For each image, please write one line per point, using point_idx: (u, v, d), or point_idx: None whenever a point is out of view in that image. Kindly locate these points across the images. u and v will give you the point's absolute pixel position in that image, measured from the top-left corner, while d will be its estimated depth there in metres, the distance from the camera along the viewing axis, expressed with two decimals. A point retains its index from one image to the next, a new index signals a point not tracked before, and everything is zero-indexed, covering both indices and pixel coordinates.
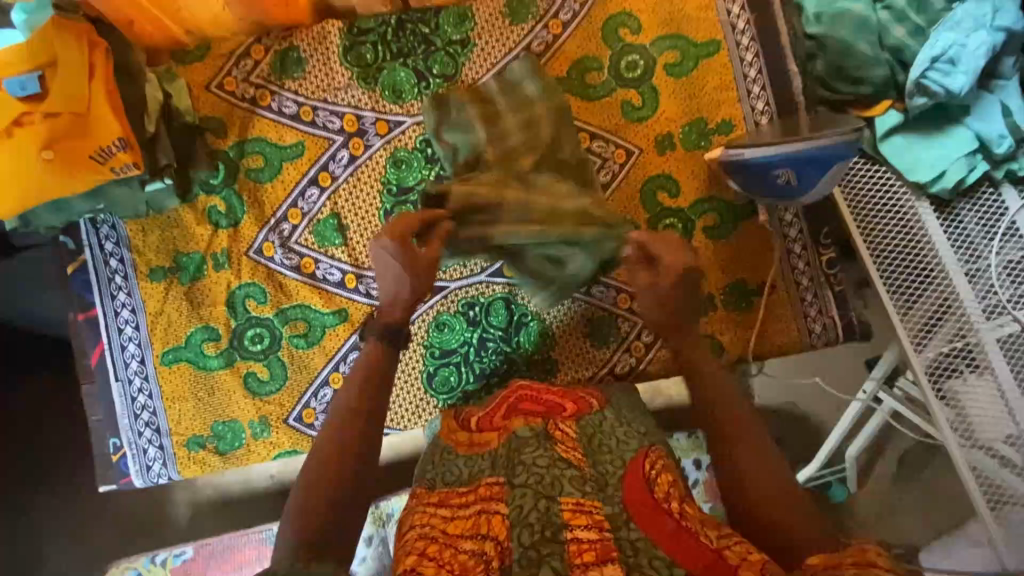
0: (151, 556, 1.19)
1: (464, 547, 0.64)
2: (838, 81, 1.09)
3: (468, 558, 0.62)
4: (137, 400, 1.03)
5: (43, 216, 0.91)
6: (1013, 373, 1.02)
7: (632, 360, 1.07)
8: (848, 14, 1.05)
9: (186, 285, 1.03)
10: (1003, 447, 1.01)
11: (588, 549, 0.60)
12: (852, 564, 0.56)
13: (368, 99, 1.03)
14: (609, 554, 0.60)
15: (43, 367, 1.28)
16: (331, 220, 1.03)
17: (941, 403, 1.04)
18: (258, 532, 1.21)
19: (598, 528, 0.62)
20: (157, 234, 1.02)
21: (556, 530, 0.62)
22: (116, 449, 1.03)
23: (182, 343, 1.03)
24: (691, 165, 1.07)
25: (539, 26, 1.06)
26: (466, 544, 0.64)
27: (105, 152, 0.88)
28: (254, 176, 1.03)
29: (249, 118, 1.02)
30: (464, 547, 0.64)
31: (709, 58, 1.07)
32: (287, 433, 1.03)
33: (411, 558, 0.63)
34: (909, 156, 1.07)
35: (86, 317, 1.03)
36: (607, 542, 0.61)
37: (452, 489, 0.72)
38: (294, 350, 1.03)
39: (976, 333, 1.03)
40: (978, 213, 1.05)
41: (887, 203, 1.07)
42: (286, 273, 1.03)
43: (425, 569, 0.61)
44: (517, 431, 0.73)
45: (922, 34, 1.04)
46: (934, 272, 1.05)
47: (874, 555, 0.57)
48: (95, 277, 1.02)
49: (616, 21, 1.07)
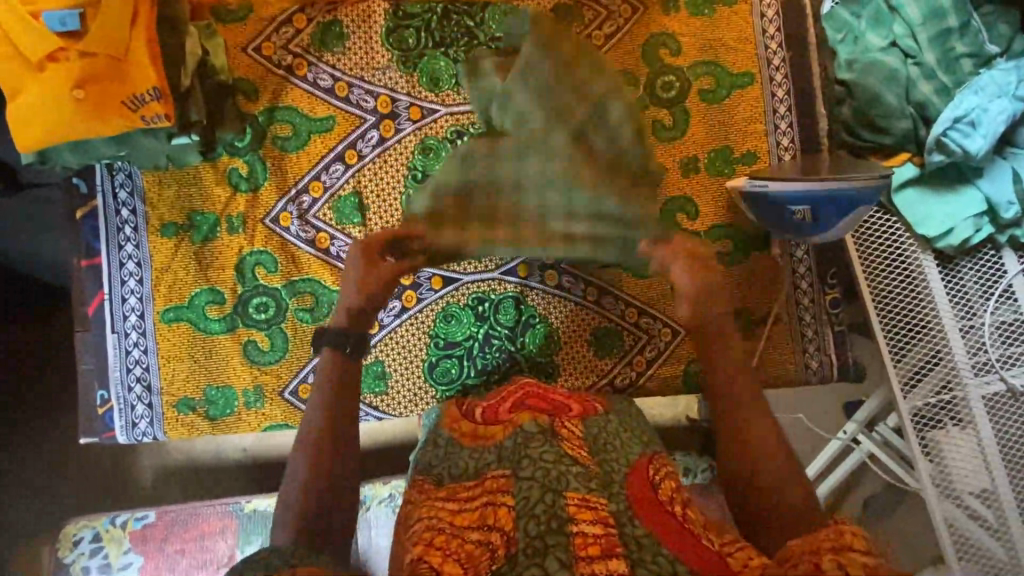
0: (111, 517, 1.17)
1: (471, 537, 0.64)
2: (862, 128, 1.12)
3: (474, 548, 0.63)
4: (131, 354, 1.01)
5: (64, 155, 0.89)
6: (994, 431, 1.05)
7: (633, 374, 1.08)
8: (880, 65, 1.08)
9: (197, 244, 1.01)
10: (974, 501, 1.06)
11: (594, 542, 0.60)
12: (830, 551, 0.60)
13: (405, 83, 1.03)
14: (614, 550, 0.60)
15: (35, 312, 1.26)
16: (352, 198, 1.03)
17: (921, 452, 1.08)
18: (224, 505, 1.19)
19: (603, 524, 0.63)
20: (174, 190, 1.01)
21: (561, 523, 0.62)
22: (103, 402, 1.01)
23: (185, 303, 1.01)
24: (714, 190, 1.09)
25: (583, 34, 1.07)
26: (473, 535, 0.64)
27: (138, 99, 0.86)
28: (280, 143, 1.02)
29: (283, 86, 1.01)
30: (471, 537, 0.64)
31: (742, 89, 1.10)
32: (281, 406, 1.02)
33: (418, 548, 0.63)
34: (922, 208, 1.09)
35: (89, 265, 1.01)
36: (612, 536, 0.62)
37: (460, 484, 0.74)
38: (299, 324, 1.02)
39: (963, 388, 1.06)
40: (977, 272, 1.09)
41: (894, 253, 1.10)
42: (300, 246, 1.02)
43: (432, 558, 0.61)
44: (524, 426, 0.76)
45: (948, 93, 1.07)
46: (931, 324, 1.08)
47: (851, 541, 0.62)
48: (104, 225, 1.00)
49: (657, 40, 1.08)
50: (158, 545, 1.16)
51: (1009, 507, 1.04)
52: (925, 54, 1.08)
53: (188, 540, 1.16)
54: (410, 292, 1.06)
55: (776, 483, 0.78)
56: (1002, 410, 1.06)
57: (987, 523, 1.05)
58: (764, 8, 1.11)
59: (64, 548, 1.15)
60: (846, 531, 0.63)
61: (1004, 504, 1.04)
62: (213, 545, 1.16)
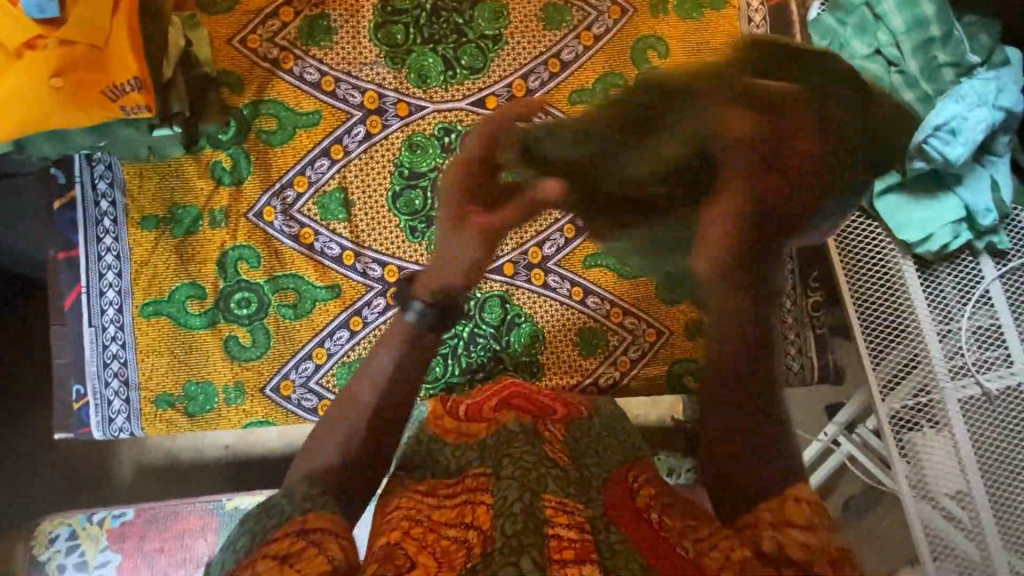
0: (88, 514, 1.15)
1: (448, 533, 0.65)
2: None
3: (450, 543, 0.63)
4: (108, 348, 0.99)
5: (41, 145, 0.88)
6: (970, 434, 1.08)
7: (616, 374, 1.08)
8: (865, 72, 1.10)
9: (178, 238, 1.00)
10: (949, 502, 1.08)
11: (568, 547, 0.61)
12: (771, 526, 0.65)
13: (393, 79, 1.03)
14: (588, 555, 0.61)
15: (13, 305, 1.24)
16: (337, 193, 1.02)
17: (899, 454, 1.10)
18: (205, 502, 1.17)
19: (579, 528, 0.64)
20: (155, 182, 0.99)
21: (538, 524, 0.60)
22: (79, 397, 0.99)
23: (164, 297, 0.99)
24: None
25: (571, 35, 1.07)
26: (450, 532, 0.65)
27: (118, 89, 0.85)
28: (265, 137, 1.00)
29: (268, 79, 1.00)
30: (448, 534, 0.65)
31: None
32: (262, 403, 1.01)
33: (394, 534, 0.65)
34: (902, 215, 1.11)
35: (66, 257, 0.99)
36: (588, 543, 0.62)
37: (440, 481, 0.75)
38: (281, 320, 1.01)
39: (940, 391, 1.08)
40: (955, 278, 1.11)
41: (874, 257, 1.12)
42: (283, 240, 1.01)
43: (407, 545, 0.63)
44: (507, 425, 0.76)
45: (930, 101, 1.09)
46: (910, 328, 1.10)
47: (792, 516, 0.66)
48: (82, 216, 0.99)
49: (646, 42, 1.09)
50: (135, 544, 1.14)
51: (983, 509, 1.06)
52: (908, 62, 1.09)
53: (166, 538, 1.14)
54: (393, 268, 1.02)
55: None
56: (978, 414, 1.08)
57: (961, 525, 1.07)
58: (752, 12, 1.12)
59: (40, 545, 1.13)
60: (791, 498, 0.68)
61: (978, 506, 1.06)
62: (192, 543, 1.14)
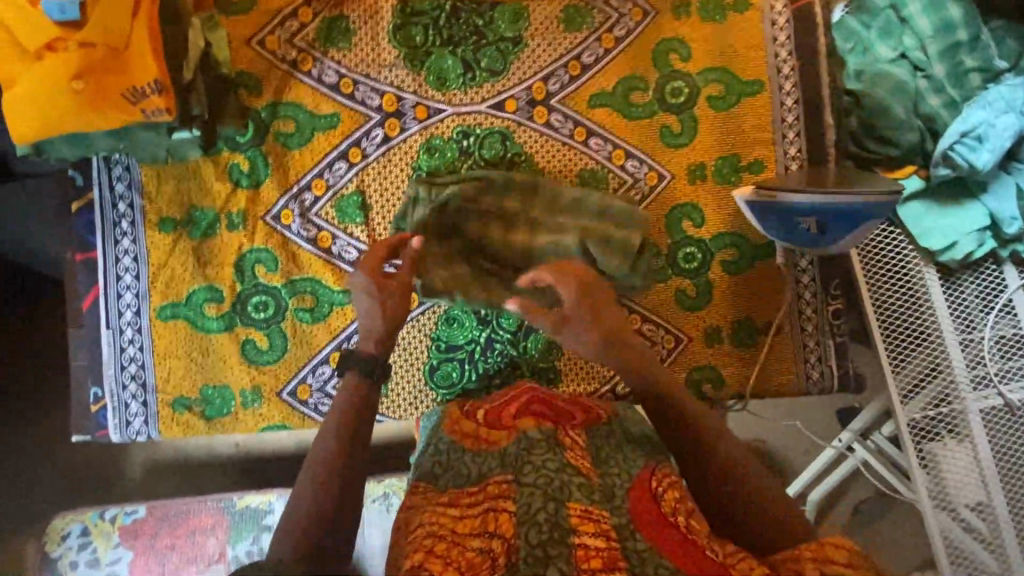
0: (100, 511, 1.15)
1: (472, 545, 0.64)
2: (869, 139, 1.11)
3: (475, 555, 0.63)
4: (126, 351, 0.99)
5: (60, 148, 0.87)
6: (991, 445, 1.06)
7: (634, 381, 1.07)
8: (890, 77, 1.08)
9: (196, 240, 0.99)
10: (969, 513, 1.07)
11: (595, 555, 0.61)
12: None
13: (411, 81, 1.02)
14: (616, 563, 0.61)
15: (32, 305, 1.25)
16: (354, 197, 1.01)
17: (918, 464, 1.09)
18: (216, 500, 1.17)
19: (605, 537, 0.63)
20: (172, 184, 0.99)
21: (564, 533, 0.62)
22: (97, 399, 0.99)
23: (181, 300, 0.99)
24: (719, 198, 1.08)
25: (593, 37, 1.06)
26: (475, 543, 0.65)
27: (138, 92, 0.84)
28: (283, 140, 1.00)
29: (287, 81, 1.00)
30: (472, 545, 0.64)
31: (751, 96, 1.09)
32: (279, 407, 1.00)
33: (418, 555, 0.64)
34: (925, 222, 1.09)
35: (84, 259, 0.98)
36: (615, 551, 0.62)
37: (461, 489, 0.74)
38: (298, 324, 1.00)
39: (962, 401, 1.07)
40: (978, 286, 1.09)
41: (896, 265, 1.11)
42: (301, 244, 1.00)
43: (433, 565, 0.62)
44: (527, 432, 0.73)
45: (956, 107, 1.07)
46: (932, 337, 1.09)
47: None
48: (99, 218, 0.98)
49: (668, 45, 1.07)
50: (148, 541, 1.14)
51: (1003, 521, 1.05)
52: (935, 66, 1.07)
53: (179, 535, 1.15)
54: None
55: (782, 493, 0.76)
56: (1000, 424, 1.06)
57: (980, 536, 1.07)
58: (776, 15, 1.10)
59: (51, 542, 1.13)
60: None
61: (998, 517, 1.05)
62: (203, 541, 1.14)
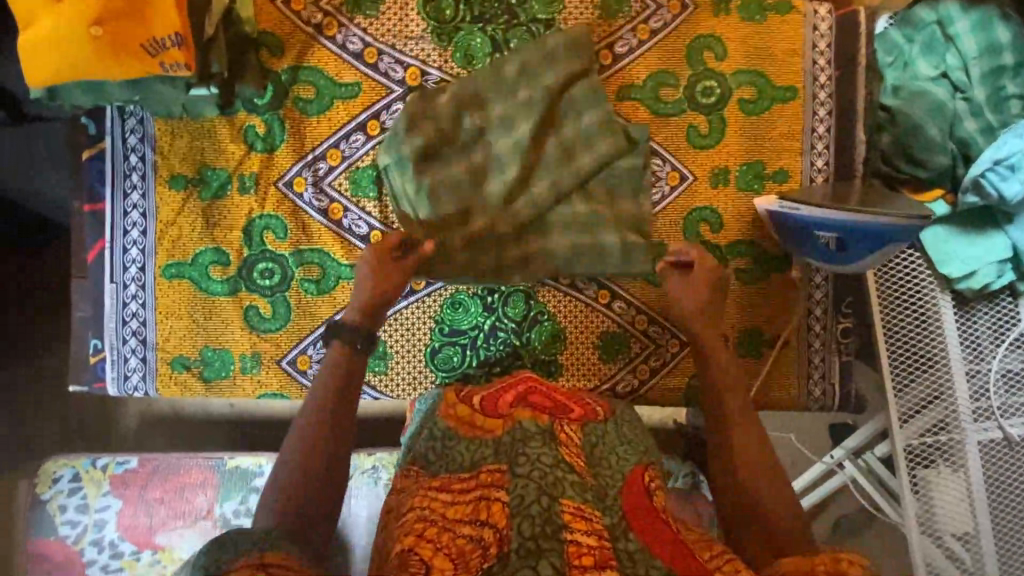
0: (92, 458, 1.16)
1: (463, 532, 0.63)
2: (899, 159, 1.08)
3: (465, 543, 0.61)
4: (128, 307, 0.98)
5: (74, 94, 0.85)
6: (985, 478, 1.06)
7: (635, 382, 1.07)
8: (928, 95, 1.04)
9: (206, 201, 0.98)
10: (954, 542, 1.07)
11: (588, 553, 0.58)
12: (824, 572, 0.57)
13: (437, 57, 0.99)
14: (608, 561, 0.58)
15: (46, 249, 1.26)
16: (369, 170, 0.99)
17: (909, 489, 1.09)
18: (207, 458, 1.18)
19: (598, 536, 0.61)
20: (185, 141, 0.97)
21: (556, 528, 0.60)
22: (96, 351, 0.99)
23: (188, 260, 0.98)
24: (740, 205, 1.06)
25: (627, 27, 1.03)
26: (465, 530, 0.63)
27: (157, 44, 0.82)
28: (302, 106, 0.97)
29: (310, 44, 0.97)
30: (463, 532, 0.63)
31: (784, 103, 1.06)
32: (278, 375, 1.00)
33: (409, 539, 0.62)
34: (945, 248, 1.07)
35: (92, 209, 0.97)
36: (606, 550, 0.59)
37: (454, 475, 0.73)
38: (303, 295, 0.99)
39: (961, 431, 1.06)
40: (992, 318, 1.07)
41: (911, 289, 1.09)
42: (311, 213, 0.99)
43: (422, 550, 0.60)
44: (523, 424, 0.74)
45: (991, 133, 1.04)
46: (938, 365, 1.08)
47: (846, 565, 0.57)
48: (110, 169, 0.97)
49: (703, 42, 1.04)
50: (138, 491, 1.15)
51: (987, 553, 1.06)
52: (975, 89, 1.03)
53: (168, 490, 1.15)
54: None
55: (777, 500, 0.75)
56: (997, 458, 1.06)
57: (962, 565, 1.07)
58: (817, 20, 1.06)
59: (42, 484, 1.14)
60: (843, 559, 0.58)
61: (982, 549, 1.06)
62: (192, 497, 1.15)
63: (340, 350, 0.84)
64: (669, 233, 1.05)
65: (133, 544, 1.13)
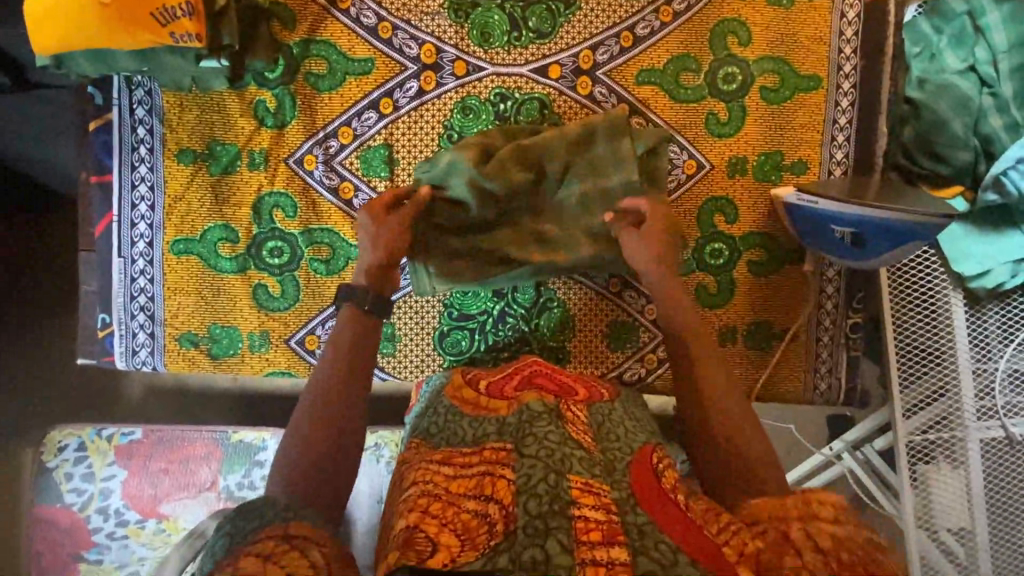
0: (97, 429, 1.17)
1: (467, 507, 0.63)
2: (920, 154, 1.05)
3: (470, 518, 0.62)
4: (136, 282, 0.97)
5: (82, 63, 0.82)
6: (984, 475, 1.06)
7: (642, 371, 1.07)
8: (954, 88, 1.01)
9: (215, 176, 0.96)
10: (949, 536, 1.09)
11: (596, 528, 0.59)
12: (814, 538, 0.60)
13: (454, 33, 0.96)
14: (616, 537, 0.59)
15: (53, 219, 1.26)
16: (381, 149, 0.97)
17: (909, 483, 1.10)
18: (211, 432, 1.19)
19: (606, 510, 0.61)
20: (194, 114, 0.95)
21: (564, 505, 0.60)
22: (104, 326, 0.99)
23: (196, 236, 0.97)
24: (756, 196, 1.05)
25: (650, 8, 1.00)
26: (469, 505, 0.63)
27: (167, 12, 0.79)
28: (313, 80, 0.95)
29: (324, 16, 0.94)
30: (467, 507, 0.63)
31: (806, 92, 1.04)
32: (286, 354, 1.00)
33: (413, 516, 0.63)
34: (961, 246, 1.06)
35: (99, 181, 0.96)
36: (615, 524, 0.60)
37: (457, 450, 0.73)
38: (312, 275, 0.98)
39: (963, 429, 1.07)
40: (1002, 318, 1.06)
41: (923, 285, 1.07)
42: (321, 192, 0.97)
43: (428, 527, 0.61)
44: (529, 403, 0.72)
45: (1016, 130, 1.01)
46: (946, 362, 1.07)
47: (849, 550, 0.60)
48: (118, 141, 0.95)
49: (726, 26, 1.01)
50: (142, 462, 1.16)
51: (981, 549, 1.07)
52: (1003, 84, 1.01)
53: (172, 461, 1.16)
54: None
55: None
56: (997, 456, 1.06)
57: (956, 559, 1.09)
58: (845, 7, 1.03)
59: (48, 452, 1.15)
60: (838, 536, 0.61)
61: (977, 544, 1.07)
62: (196, 469, 1.16)
63: (353, 318, 0.81)
64: (683, 222, 1.04)
65: (138, 513, 1.14)
